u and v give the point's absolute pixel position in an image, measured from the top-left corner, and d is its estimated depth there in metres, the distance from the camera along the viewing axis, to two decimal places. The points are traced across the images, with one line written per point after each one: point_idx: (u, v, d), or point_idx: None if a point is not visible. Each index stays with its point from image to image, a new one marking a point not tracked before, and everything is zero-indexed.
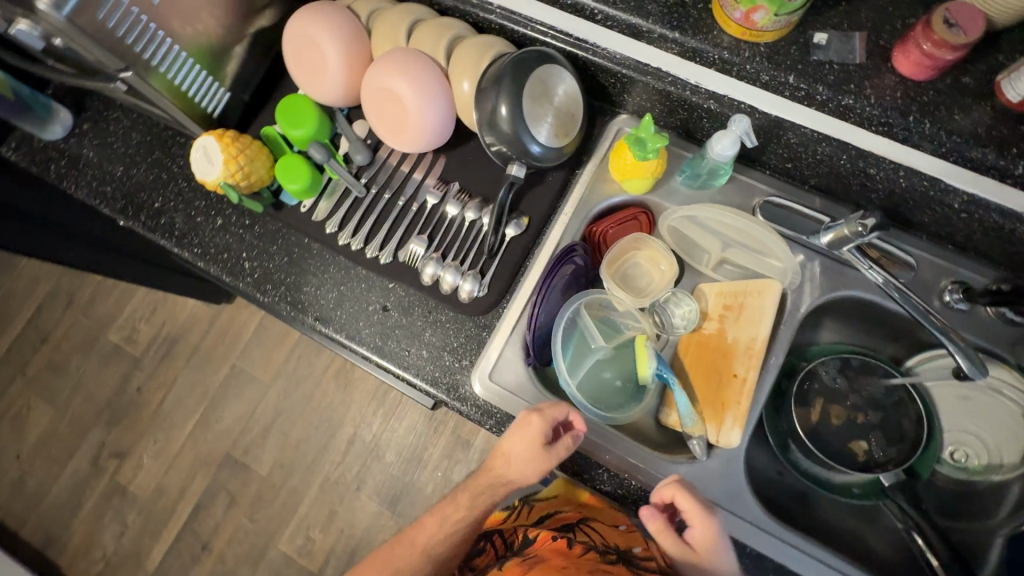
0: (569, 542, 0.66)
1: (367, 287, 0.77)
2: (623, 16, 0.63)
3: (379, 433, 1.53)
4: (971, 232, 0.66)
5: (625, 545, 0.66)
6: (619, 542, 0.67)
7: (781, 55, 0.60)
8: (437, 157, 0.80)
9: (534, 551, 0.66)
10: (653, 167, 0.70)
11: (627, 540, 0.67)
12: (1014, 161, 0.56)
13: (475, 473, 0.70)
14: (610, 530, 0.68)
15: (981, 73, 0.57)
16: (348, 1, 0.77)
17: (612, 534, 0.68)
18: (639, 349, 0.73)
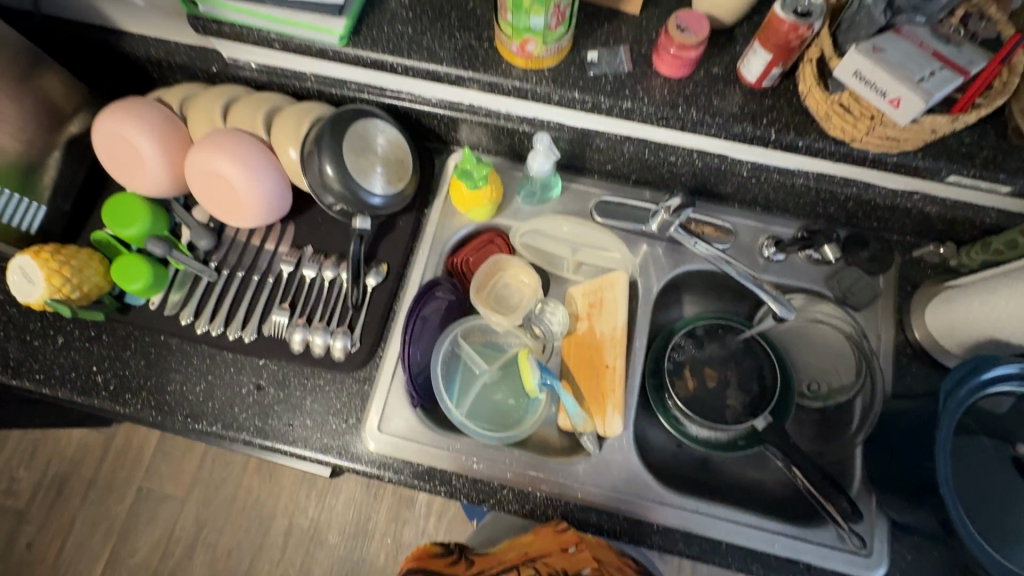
0: None
1: (236, 370, 0.74)
2: (421, 65, 0.68)
3: (316, 517, 1.43)
4: (767, 194, 0.75)
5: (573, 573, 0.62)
6: (567, 566, 0.63)
7: (563, 75, 0.67)
8: (286, 225, 0.80)
9: None
10: (490, 194, 0.74)
11: (576, 561, 0.64)
12: (768, 130, 0.64)
13: None
14: (560, 559, 0.64)
15: (726, 63, 0.66)
16: (158, 93, 0.77)
17: (559, 560, 0.64)
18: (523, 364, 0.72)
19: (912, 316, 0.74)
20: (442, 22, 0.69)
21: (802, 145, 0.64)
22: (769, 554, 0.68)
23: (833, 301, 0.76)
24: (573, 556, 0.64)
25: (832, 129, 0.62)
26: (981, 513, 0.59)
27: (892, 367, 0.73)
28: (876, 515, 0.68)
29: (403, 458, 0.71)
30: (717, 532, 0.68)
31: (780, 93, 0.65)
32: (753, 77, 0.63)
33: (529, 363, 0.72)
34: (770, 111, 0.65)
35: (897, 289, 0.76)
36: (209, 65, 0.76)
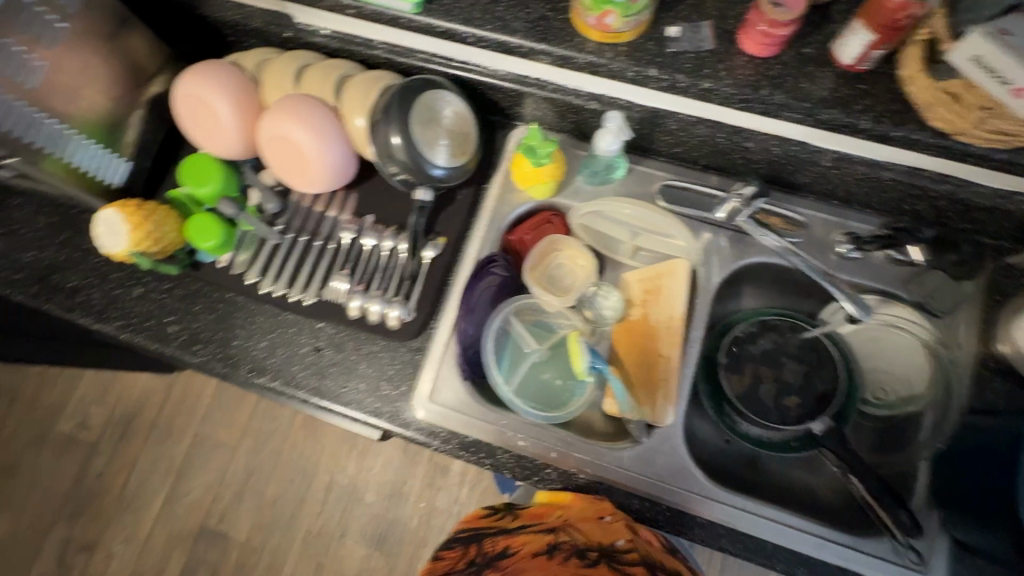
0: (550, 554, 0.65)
1: (296, 330, 0.77)
2: (492, 36, 0.67)
3: (356, 474, 1.50)
4: (847, 186, 0.71)
5: (607, 541, 0.66)
6: (602, 538, 0.66)
7: (640, 51, 0.64)
8: (348, 192, 0.81)
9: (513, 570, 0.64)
10: (552, 172, 0.73)
11: (610, 533, 0.66)
12: (861, 117, 0.60)
13: None
14: (595, 528, 0.67)
15: (819, 42, 0.62)
16: (233, 56, 0.78)
17: (595, 531, 0.67)
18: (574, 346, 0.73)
19: (999, 327, 0.68)
20: None
21: (897, 136, 0.60)
22: (817, 559, 0.66)
23: (909, 304, 0.72)
24: (607, 524, 0.67)
25: (935, 119, 0.57)
26: None
27: (971, 380, 0.68)
28: (938, 533, 0.64)
29: (450, 428, 0.73)
30: (761, 531, 0.67)
31: (878, 77, 0.60)
32: (849, 59, 0.59)
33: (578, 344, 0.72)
34: (864, 97, 0.60)
35: (985, 297, 0.70)
36: (283, 30, 0.77)
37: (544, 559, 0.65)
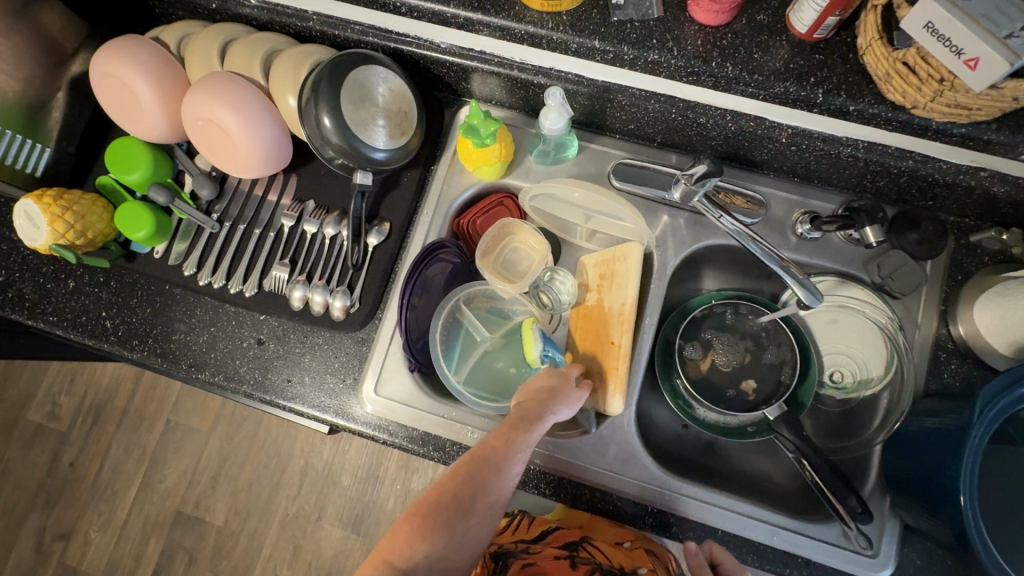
0: (574, 561, 0.67)
1: (237, 324, 0.74)
2: (427, 6, 0.62)
3: (331, 458, 1.49)
4: (806, 164, 0.67)
5: (628, 564, 0.70)
6: (621, 561, 0.70)
7: (583, 21, 0.59)
8: (288, 177, 0.77)
9: (536, 556, 0.67)
10: (498, 151, 0.69)
11: (630, 559, 0.71)
12: (814, 90, 0.56)
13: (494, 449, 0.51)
14: (614, 551, 0.72)
15: (774, 9, 0.57)
16: (156, 32, 0.73)
17: (615, 554, 0.71)
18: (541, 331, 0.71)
19: (958, 309, 0.66)
20: None
21: (853, 110, 0.56)
22: (767, 546, 0.65)
23: (869, 286, 0.69)
24: (627, 550, 0.74)
25: (891, 92, 0.53)
26: (1003, 530, 0.54)
27: (927, 362, 0.66)
28: (888, 516, 0.64)
29: (398, 421, 0.71)
30: (712, 519, 0.66)
31: (835, 46, 0.56)
32: (803, 28, 0.55)
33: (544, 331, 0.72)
34: (820, 69, 0.56)
35: (946, 277, 0.68)
36: (208, 1, 0.71)
37: (566, 563, 0.66)
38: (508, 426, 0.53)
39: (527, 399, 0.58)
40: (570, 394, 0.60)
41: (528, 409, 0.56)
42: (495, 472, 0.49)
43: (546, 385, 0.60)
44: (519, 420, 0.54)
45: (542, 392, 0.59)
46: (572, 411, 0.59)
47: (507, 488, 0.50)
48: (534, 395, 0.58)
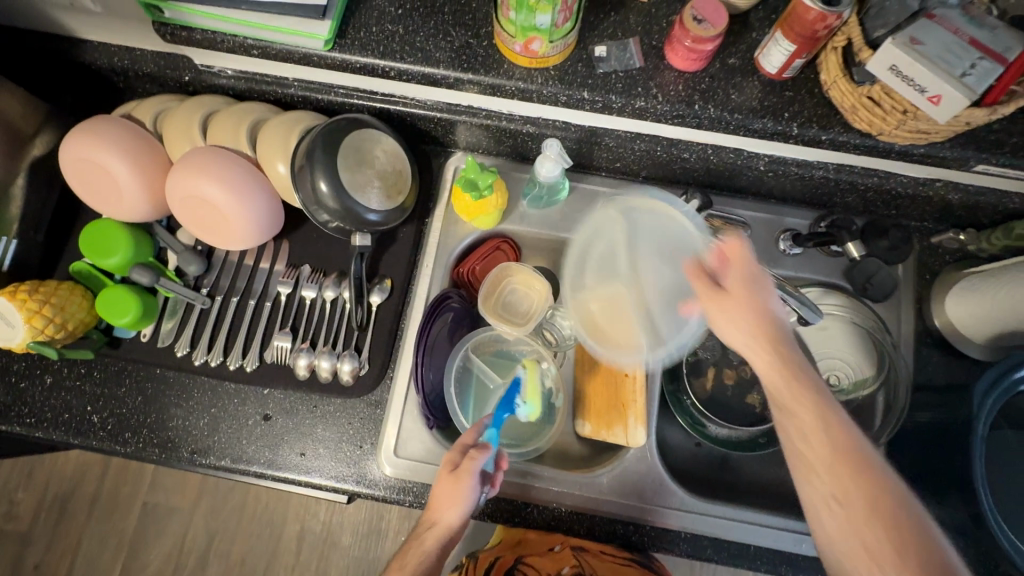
0: None
1: (239, 402, 0.71)
2: (415, 68, 0.62)
3: (328, 519, 1.43)
4: (781, 186, 0.73)
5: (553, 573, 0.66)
6: (551, 568, 0.67)
7: (570, 74, 0.62)
8: (278, 243, 0.75)
9: None
10: (496, 202, 0.70)
11: (558, 562, 0.68)
12: (790, 124, 0.60)
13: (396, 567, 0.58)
14: (544, 562, 0.68)
15: (743, 52, 0.62)
16: (127, 108, 0.71)
17: (544, 564, 0.68)
18: (526, 379, 0.72)
19: (931, 306, 0.72)
20: (435, 18, 0.63)
21: (825, 139, 0.61)
22: (794, 552, 0.69)
23: (851, 293, 0.74)
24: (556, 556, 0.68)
25: (858, 122, 0.58)
26: None
27: (913, 358, 0.72)
28: None
29: (422, 481, 0.69)
30: (742, 535, 0.68)
31: (801, 83, 0.61)
32: (773, 69, 0.59)
33: (534, 377, 0.72)
34: (791, 104, 0.61)
35: (916, 278, 0.74)
36: (181, 74, 0.69)
37: None
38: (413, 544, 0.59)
39: (426, 508, 0.60)
40: (449, 488, 0.58)
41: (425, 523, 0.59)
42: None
43: (436, 493, 0.59)
44: (420, 538, 0.59)
45: (435, 495, 0.59)
46: (466, 505, 0.58)
47: None
48: (427, 502, 0.60)
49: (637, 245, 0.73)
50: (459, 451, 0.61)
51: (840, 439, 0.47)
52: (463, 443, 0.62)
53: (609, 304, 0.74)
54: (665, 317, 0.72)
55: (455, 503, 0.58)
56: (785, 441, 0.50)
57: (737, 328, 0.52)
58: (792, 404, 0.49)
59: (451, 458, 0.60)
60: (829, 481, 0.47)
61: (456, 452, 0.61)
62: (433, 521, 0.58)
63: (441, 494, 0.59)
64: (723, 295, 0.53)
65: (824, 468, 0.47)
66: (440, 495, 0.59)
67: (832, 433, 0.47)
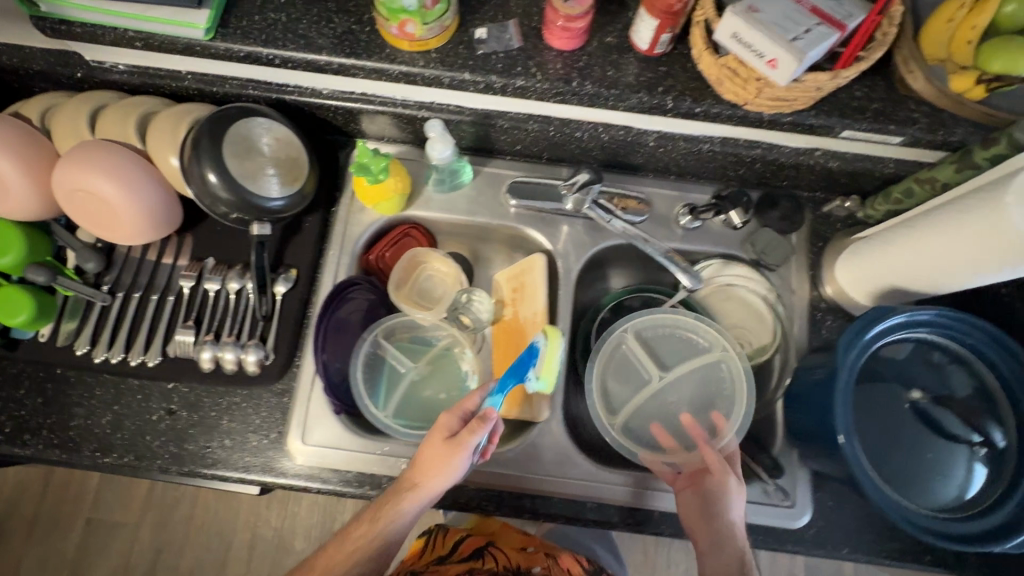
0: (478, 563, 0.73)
1: (143, 398, 0.70)
2: (298, 55, 0.63)
3: (280, 523, 1.41)
4: (675, 162, 0.75)
5: (526, 564, 0.76)
6: (522, 561, 0.76)
7: (452, 57, 0.63)
8: (182, 237, 0.75)
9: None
10: (395, 185, 0.71)
11: (529, 559, 0.77)
12: (665, 98, 0.63)
13: (380, 512, 0.60)
14: (516, 553, 0.78)
15: (619, 31, 0.64)
16: (17, 106, 0.70)
17: (517, 556, 0.77)
18: (544, 351, 0.66)
19: (823, 272, 0.75)
20: (317, 6, 0.64)
21: (700, 111, 0.63)
22: None
23: (749, 263, 0.77)
24: (529, 553, 0.79)
25: (726, 93, 0.60)
26: (886, 470, 0.60)
27: (807, 322, 0.74)
28: (800, 467, 0.69)
29: (330, 466, 0.69)
30: (648, 502, 0.70)
31: (675, 58, 0.63)
32: (644, 45, 0.61)
33: (553, 351, 0.66)
34: (666, 79, 0.63)
35: (809, 245, 0.77)
36: (72, 70, 0.69)
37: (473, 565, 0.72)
38: (383, 504, 0.60)
39: (411, 469, 0.60)
40: (446, 452, 0.59)
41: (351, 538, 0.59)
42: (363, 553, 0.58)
43: (425, 454, 0.60)
44: (394, 499, 0.60)
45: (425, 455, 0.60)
46: (456, 470, 0.59)
47: (396, 535, 0.59)
48: (414, 463, 0.60)
49: (681, 384, 0.72)
50: (458, 418, 0.62)
51: (725, 516, 0.59)
52: (462, 409, 0.62)
53: (651, 358, 0.73)
54: (648, 429, 0.70)
55: (444, 470, 0.58)
56: (693, 505, 0.62)
57: (722, 498, 0.60)
58: (714, 524, 0.59)
59: (450, 422, 0.61)
60: (710, 503, 0.60)
61: (455, 419, 0.62)
62: (415, 485, 0.59)
63: (434, 451, 0.60)
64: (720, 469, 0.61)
65: (711, 493, 0.61)
66: (433, 455, 0.60)
67: (726, 510, 0.59)
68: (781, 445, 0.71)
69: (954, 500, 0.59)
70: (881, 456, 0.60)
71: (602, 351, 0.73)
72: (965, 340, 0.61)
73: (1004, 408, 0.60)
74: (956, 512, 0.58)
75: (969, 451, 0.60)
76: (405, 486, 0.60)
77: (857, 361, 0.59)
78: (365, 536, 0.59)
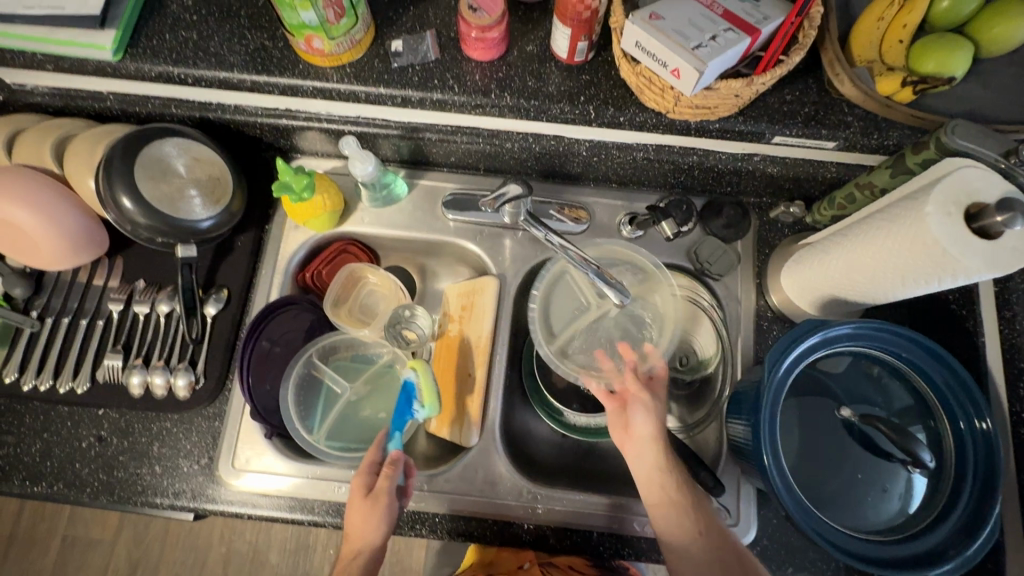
0: None
1: (72, 425, 0.69)
2: (210, 73, 0.62)
3: (255, 537, 1.39)
4: (613, 171, 0.73)
5: None
6: None
7: (366, 71, 0.62)
8: (113, 259, 0.75)
9: None
10: (325, 203, 0.70)
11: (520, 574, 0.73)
12: (587, 107, 0.61)
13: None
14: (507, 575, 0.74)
15: (541, 39, 0.62)
16: None
17: None
18: (419, 382, 0.67)
19: (768, 280, 0.72)
20: (231, 22, 0.63)
21: (624, 120, 0.61)
22: (637, 537, 0.67)
23: (694, 272, 0.75)
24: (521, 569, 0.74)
25: (648, 101, 0.58)
26: (819, 490, 0.58)
27: (753, 333, 0.72)
28: (742, 483, 0.67)
29: (260, 491, 0.68)
30: (586, 522, 0.68)
31: (597, 66, 0.62)
32: (564, 53, 0.60)
33: (427, 378, 0.67)
34: (588, 88, 0.61)
35: (755, 253, 0.74)
36: None
37: None
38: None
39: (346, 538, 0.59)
40: (372, 508, 0.57)
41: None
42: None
43: (351, 522, 0.58)
44: (346, 571, 0.58)
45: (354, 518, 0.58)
46: (390, 519, 0.58)
47: None
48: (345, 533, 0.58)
49: (617, 309, 0.72)
50: (371, 473, 0.60)
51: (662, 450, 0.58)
52: (371, 465, 0.60)
53: (586, 287, 0.72)
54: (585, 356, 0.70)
55: (375, 527, 0.57)
56: (621, 430, 0.59)
57: (643, 413, 0.59)
58: (635, 435, 0.59)
59: (364, 479, 0.59)
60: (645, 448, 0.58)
61: (366, 476, 0.60)
62: (357, 549, 0.58)
63: (359, 512, 0.58)
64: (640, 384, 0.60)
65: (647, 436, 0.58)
66: (356, 516, 0.58)
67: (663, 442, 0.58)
68: (725, 460, 0.69)
69: (891, 521, 0.56)
70: (818, 475, 0.58)
71: (545, 278, 0.72)
72: (901, 354, 0.59)
73: (941, 423, 0.58)
74: (894, 534, 0.55)
75: (906, 470, 0.57)
76: (350, 553, 0.58)
77: (785, 377, 0.56)
78: None
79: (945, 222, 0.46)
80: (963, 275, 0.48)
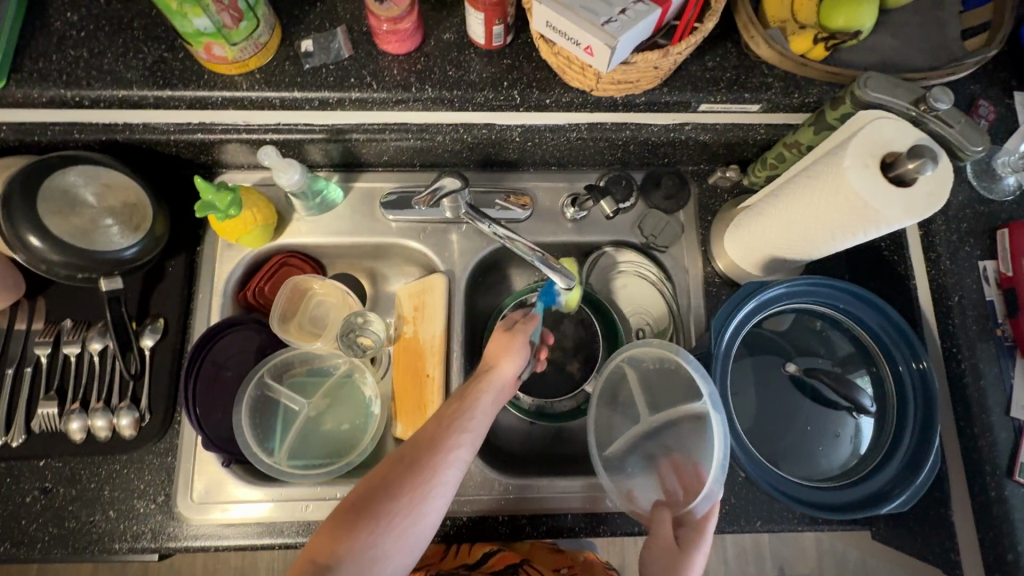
0: None
1: (11, 480, 0.65)
2: (107, 92, 0.58)
3: (241, 566, 1.33)
4: (549, 155, 0.72)
5: None
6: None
7: (277, 76, 0.59)
8: (35, 300, 0.70)
9: None
10: (256, 217, 0.67)
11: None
12: (511, 93, 0.60)
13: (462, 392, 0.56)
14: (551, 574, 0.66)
15: (457, 26, 0.61)
16: None
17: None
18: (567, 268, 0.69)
19: (713, 247, 0.73)
20: (124, 35, 0.59)
21: (551, 102, 0.61)
22: (611, 513, 0.68)
23: (640, 247, 0.75)
24: None
25: (572, 81, 0.58)
26: (777, 447, 0.59)
27: (704, 300, 0.73)
28: None
29: (224, 522, 0.66)
30: (560, 505, 0.68)
31: (518, 49, 0.61)
32: (480, 39, 0.58)
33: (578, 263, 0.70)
34: (510, 73, 0.60)
35: (699, 222, 0.75)
36: None
37: None
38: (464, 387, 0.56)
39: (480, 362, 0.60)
40: (519, 340, 0.61)
41: (428, 428, 0.52)
42: (446, 435, 0.51)
43: (492, 346, 0.61)
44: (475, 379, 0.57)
45: (495, 348, 0.60)
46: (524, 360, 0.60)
47: (476, 424, 0.53)
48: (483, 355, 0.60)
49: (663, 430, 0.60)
50: (512, 320, 0.65)
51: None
52: (515, 316, 0.66)
53: (643, 393, 0.63)
54: (653, 482, 0.57)
55: (518, 350, 0.60)
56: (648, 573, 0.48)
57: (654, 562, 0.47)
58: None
59: (511, 321, 0.65)
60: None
61: (511, 320, 0.65)
62: (492, 365, 0.58)
63: (502, 343, 0.61)
64: (658, 525, 0.50)
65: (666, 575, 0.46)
66: (500, 343, 0.61)
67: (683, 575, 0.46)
68: None
69: (844, 465, 0.58)
70: (773, 432, 0.59)
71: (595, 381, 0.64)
72: (838, 305, 0.62)
73: (882, 367, 0.61)
74: (849, 477, 0.58)
75: (853, 416, 0.59)
76: (480, 371, 0.58)
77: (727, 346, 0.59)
78: (450, 416, 0.53)
79: (862, 173, 0.47)
80: (885, 224, 0.49)
